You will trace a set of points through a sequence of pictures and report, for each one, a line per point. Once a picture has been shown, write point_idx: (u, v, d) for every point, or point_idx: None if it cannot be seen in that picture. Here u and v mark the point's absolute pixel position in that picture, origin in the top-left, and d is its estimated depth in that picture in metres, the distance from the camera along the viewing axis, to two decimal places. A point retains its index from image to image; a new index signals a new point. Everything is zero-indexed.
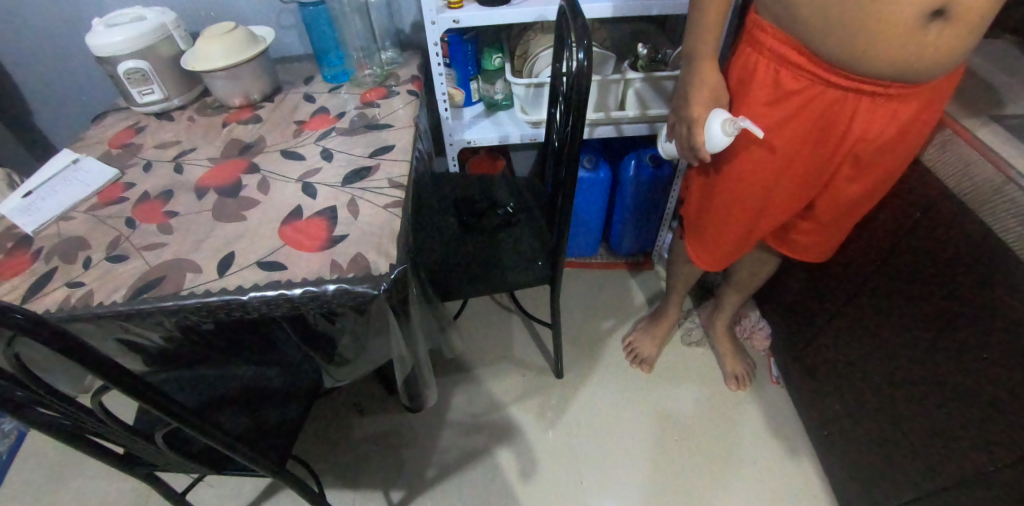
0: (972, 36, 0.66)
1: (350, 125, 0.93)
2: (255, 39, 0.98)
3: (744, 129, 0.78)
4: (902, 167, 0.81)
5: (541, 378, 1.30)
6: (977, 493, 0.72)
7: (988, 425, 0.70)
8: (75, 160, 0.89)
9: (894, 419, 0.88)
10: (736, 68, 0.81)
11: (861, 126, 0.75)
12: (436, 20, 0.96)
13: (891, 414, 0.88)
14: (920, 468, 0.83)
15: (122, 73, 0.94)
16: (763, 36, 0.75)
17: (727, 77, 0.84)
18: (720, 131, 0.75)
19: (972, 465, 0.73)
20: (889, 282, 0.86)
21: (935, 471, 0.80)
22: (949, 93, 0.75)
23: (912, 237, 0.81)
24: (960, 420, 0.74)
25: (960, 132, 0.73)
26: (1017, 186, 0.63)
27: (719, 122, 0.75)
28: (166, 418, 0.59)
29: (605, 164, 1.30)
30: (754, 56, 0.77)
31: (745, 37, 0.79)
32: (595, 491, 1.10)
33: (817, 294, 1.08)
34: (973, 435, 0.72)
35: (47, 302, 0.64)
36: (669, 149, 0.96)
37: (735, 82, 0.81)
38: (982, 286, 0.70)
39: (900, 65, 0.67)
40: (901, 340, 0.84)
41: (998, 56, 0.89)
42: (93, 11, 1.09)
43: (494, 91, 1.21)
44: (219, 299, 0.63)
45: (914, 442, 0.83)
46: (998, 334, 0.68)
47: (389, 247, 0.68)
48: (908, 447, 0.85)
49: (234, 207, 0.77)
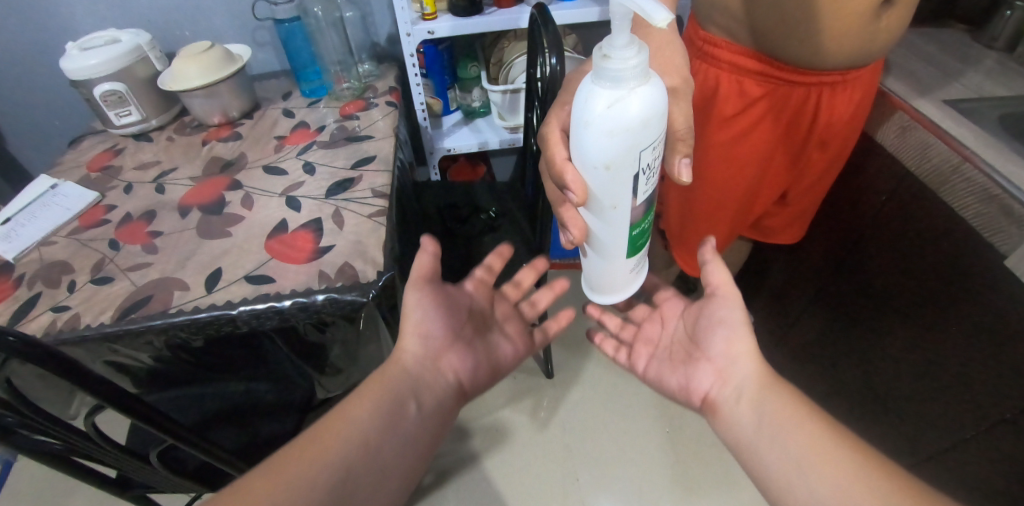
0: (907, 18, 0.72)
1: (331, 138, 0.94)
2: (232, 57, 0.98)
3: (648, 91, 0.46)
4: (852, 142, 0.85)
5: (532, 379, 1.31)
6: (965, 454, 0.77)
7: (975, 389, 0.72)
8: (53, 185, 0.88)
9: (886, 390, 0.90)
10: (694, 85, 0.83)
11: (824, 115, 0.79)
12: (411, 32, 0.99)
13: (884, 388, 0.91)
14: (911, 435, 0.87)
15: (98, 96, 0.94)
16: (717, 51, 0.78)
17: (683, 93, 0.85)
18: (612, 107, 0.45)
19: (969, 426, 0.75)
20: (863, 262, 0.89)
21: (925, 436, 0.85)
22: (879, 72, 0.80)
23: (879, 218, 0.84)
24: (948, 387, 0.77)
25: (915, 117, 0.76)
26: (974, 167, 0.65)
27: (630, 83, 0.45)
28: (162, 434, 0.63)
29: None
30: (712, 72, 0.79)
31: (695, 54, 0.82)
32: (591, 488, 1.11)
33: (792, 280, 1.11)
34: (964, 401, 0.75)
35: (33, 327, 0.64)
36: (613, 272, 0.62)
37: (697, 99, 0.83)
38: (950, 264, 0.72)
39: (854, 53, 0.71)
40: (881, 319, 0.87)
41: (948, 43, 0.94)
42: (67, 34, 1.09)
43: (471, 99, 1.25)
44: (208, 315, 0.64)
45: (910, 411, 0.86)
46: (966, 307, 0.71)
47: (376, 255, 0.70)
48: (895, 417, 0.90)
49: (218, 224, 0.77)
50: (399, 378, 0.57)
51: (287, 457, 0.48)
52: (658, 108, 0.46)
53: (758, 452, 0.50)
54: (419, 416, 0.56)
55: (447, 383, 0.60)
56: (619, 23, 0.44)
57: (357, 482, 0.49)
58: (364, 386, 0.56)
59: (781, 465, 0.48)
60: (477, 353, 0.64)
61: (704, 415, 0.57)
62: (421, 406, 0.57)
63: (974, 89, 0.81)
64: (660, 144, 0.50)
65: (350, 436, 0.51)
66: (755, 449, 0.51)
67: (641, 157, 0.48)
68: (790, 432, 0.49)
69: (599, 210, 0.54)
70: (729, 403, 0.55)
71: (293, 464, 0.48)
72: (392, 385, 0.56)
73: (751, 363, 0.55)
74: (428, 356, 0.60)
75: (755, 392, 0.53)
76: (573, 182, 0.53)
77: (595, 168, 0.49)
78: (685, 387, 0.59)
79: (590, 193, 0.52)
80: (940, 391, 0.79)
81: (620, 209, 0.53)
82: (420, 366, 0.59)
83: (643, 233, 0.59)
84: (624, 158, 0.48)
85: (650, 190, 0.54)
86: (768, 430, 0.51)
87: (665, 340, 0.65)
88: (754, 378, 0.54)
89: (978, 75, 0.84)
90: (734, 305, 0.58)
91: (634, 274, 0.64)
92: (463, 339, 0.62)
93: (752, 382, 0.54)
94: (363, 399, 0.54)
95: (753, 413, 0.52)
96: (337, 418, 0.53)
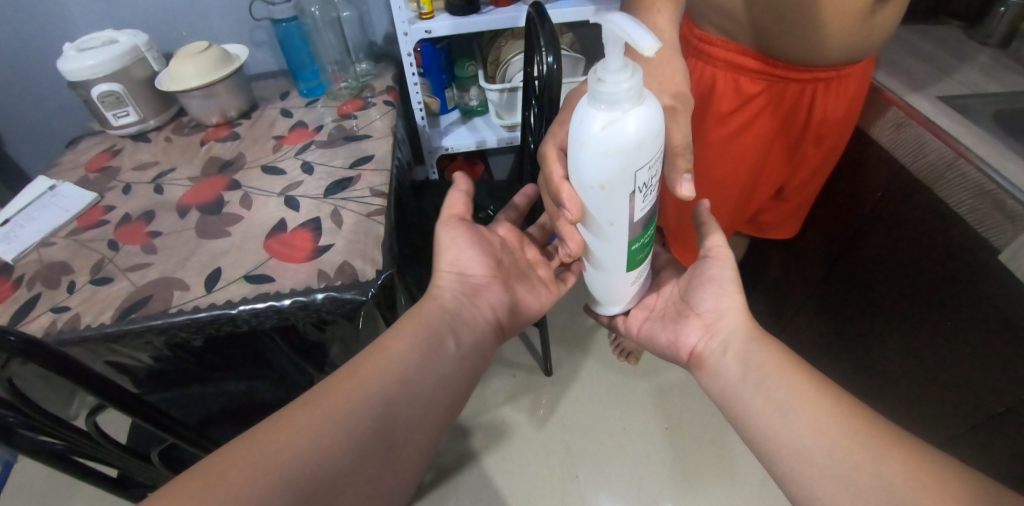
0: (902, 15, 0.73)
1: (329, 137, 0.94)
2: (229, 57, 0.99)
3: (644, 118, 0.45)
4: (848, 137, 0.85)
5: (531, 377, 1.32)
6: (968, 443, 0.79)
7: (971, 378, 0.74)
8: (52, 186, 0.88)
9: (886, 379, 0.92)
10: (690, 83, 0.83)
11: (819, 111, 0.79)
12: (408, 32, 0.99)
13: (881, 374, 0.92)
14: (916, 426, 0.89)
15: (96, 97, 0.94)
16: (712, 49, 0.78)
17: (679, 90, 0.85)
18: (607, 128, 0.45)
19: (970, 416, 0.77)
20: (859, 256, 0.89)
21: (930, 426, 0.86)
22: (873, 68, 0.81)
23: (875, 213, 0.85)
24: (942, 372, 0.78)
25: (910, 113, 0.76)
26: (969, 163, 0.66)
27: (624, 106, 0.44)
28: (165, 434, 0.64)
29: None
30: (708, 70, 0.80)
31: (691, 51, 0.82)
32: (590, 485, 1.12)
33: (790, 275, 1.12)
34: (958, 387, 0.77)
35: (34, 327, 0.64)
36: (616, 288, 0.61)
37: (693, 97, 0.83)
38: (945, 258, 0.73)
39: (848, 50, 0.72)
40: (880, 312, 0.88)
41: (943, 39, 0.94)
42: (64, 35, 1.09)
43: (468, 98, 1.25)
44: (208, 314, 0.64)
45: (908, 397, 0.88)
46: (962, 301, 0.71)
47: (375, 254, 0.70)
48: (898, 407, 0.92)
49: (217, 224, 0.78)
50: (436, 315, 0.58)
51: (331, 385, 0.48)
52: (653, 129, 0.46)
53: (743, 398, 0.52)
54: (459, 351, 0.56)
55: (485, 320, 0.61)
56: (612, 47, 0.43)
57: (399, 409, 0.48)
58: (404, 323, 0.56)
59: (763, 409, 0.50)
60: (518, 293, 0.64)
61: (690, 370, 0.59)
62: (460, 341, 0.57)
63: (969, 85, 0.81)
64: (657, 163, 0.49)
65: (391, 366, 0.50)
66: (741, 395, 0.52)
67: (637, 177, 0.47)
68: (773, 380, 0.51)
69: (596, 228, 0.53)
70: (716, 355, 0.57)
71: (338, 392, 0.47)
72: (431, 321, 0.57)
73: (740, 317, 0.56)
74: (467, 293, 0.61)
75: (743, 343, 0.55)
76: (568, 199, 0.52)
77: (589, 188, 0.49)
78: (674, 342, 0.61)
79: (586, 211, 0.52)
80: (939, 381, 0.80)
81: (616, 228, 0.52)
82: (458, 303, 0.59)
83: (641, 250, 0.57)
84: (619, 179, 0.47)
85: (648, 209, 0.53)
86: (753, 377, 0.52)
87: (659, 301, 0.66)
88: (741, 330, 0.56)
89: (973, 72, 0.85)
90: (726, 263, 0.59)
91: (633, 290, 0.63)
92: (501, 276, 0.63)
93: (740, 334, 0.55)
94: (402, 333, 0.55)
95: (740, 362, 0.54)
96: (379, 348, 0.53)
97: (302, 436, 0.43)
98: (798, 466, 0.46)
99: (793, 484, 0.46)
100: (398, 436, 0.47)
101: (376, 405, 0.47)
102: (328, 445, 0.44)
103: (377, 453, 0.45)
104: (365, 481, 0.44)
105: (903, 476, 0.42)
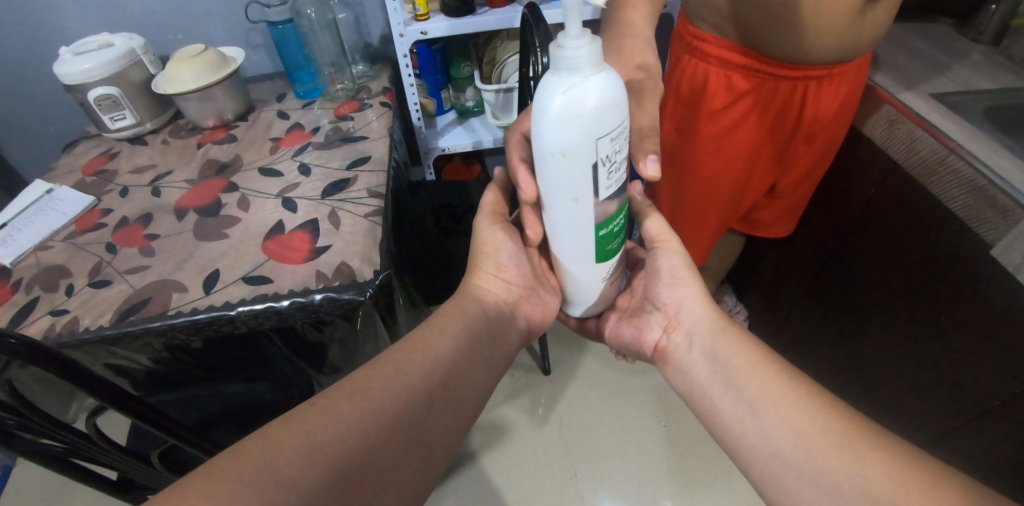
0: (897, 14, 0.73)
1: (325, 139, 0.95)
2: (225, 60, 0.99)
3: (603, 88, 0.45)
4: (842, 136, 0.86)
5: (530, 376, 1.32)
6: (958, 439, 0.80)
7: (965, 373, 0.74)
8: (49, 190, 0.88)
9: (877, 375, 0.92)
10: (682, 77, 0.83)
11: (811, 108, 0.80)
12: (404, 33, 0.99)
13: (874, 370, 0.93)
14: (907, 422, 0.90)
15: (93, 100, 0.94)
16: (706, 46, 0.78)
17: (671, 85, 0.86)
18: (568, 92, 0.45)
19: (961, 412, 0.77)
20: (853, 251, 0.90)
21: (920, 422, 0.87)
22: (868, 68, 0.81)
23: (869, 209, 0.85)
24: (934, 366, 0.79)
25: (902, 111, 0.77)
26: (960, 158, 0.67)
27: (584, 70, 0.45)
28: (166, 436, 0.65)
29: None
30: (700, 66, 0.80)
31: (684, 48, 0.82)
32: (589, 483, 1.12)
33: (785, 272, 1.12)
34: (951, 383, 0.77)
35: (33, 331, 0.65)
36: (585, 280, 0.61)
37: (686, 93, 0.84)
38: (937, 252, 0.73)
39: (839, 49, 0.73)
40: (871, 307, 0.88)
41: (935, 37, 0.95)
42: (60, 39, 1.09)
43: (465, 99, 1.26)
44: (207, 316, 0.65)
45: (902, 393, 0.88)
46: (955, 295, 0.72)
47: (372, 254, 0.71)
48: (889, 404, 0.92)
49: (215, 226, 0.78)
50: (477, 314, 0.58)
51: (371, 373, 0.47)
52: (613, 96, 0.46)
53: (712, 396, 0.53)
54: (493, 358, 0.56)
55: (517, 332, 0.61)
56: (572, 11, 0.43)
57: (437, 408, 0.48)
58: (443, 319, 0.56)
59: (735, 408, 0.51)
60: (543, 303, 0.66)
61: (655, 365, 0.61)
62: (495, 348, 0.57)
63: (961, 82, 0.82)
64: (622, 138, 0.49)
65: (431, 364, 0.50)
66: (710, 394, 0.53)
67: (598, 146, 0.47)
68: (744, 376, 0.51)
69: (559, 203, 0.52)
70: (681, 348, 0.58)
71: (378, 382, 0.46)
72: (472, 323, 0.56)
73: (699, 309, 0.58)
74: (508, 303, 0.62)
75: (707, 336, 0.56)
76: (523, 181, 0.55)
77: (550, 156, 0.48)
78: (637, 337, 0.64)
79: (549, 185, 0.51)
80: (928, 376, 0.81)
81: (580, 204, 0.52)
82: (496, 311, 0.60)
83: (610, 238, 0.57)
84: (578, 146, 0.47)
85: (614, 189, 0.52)
86: (722, 375, 0.53)
87: (629, 301, 0.69)
88: (704, 322, 0.57)
89: (964, 69, 0.86)
90: (673, 254, 0.61)
91: (603, 283, 0.63)
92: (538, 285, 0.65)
93: (703, 326, 0.57)
94: (442, 329, 0.54)
95: (705, 358, 0.55)
96: (420, 342, 0.52)
97: (344, 424, 0.42)
98: (775, 469, 0.46)
99: (769, 486, 0.47)
100: (433, 434, 0.47)
101: (415, 403, 0.47)
102: (368, 436, 0.43)
103: (412, 451, 0.45)
104: (405, 476, 0.43)
105: (884, 479, 0.41)
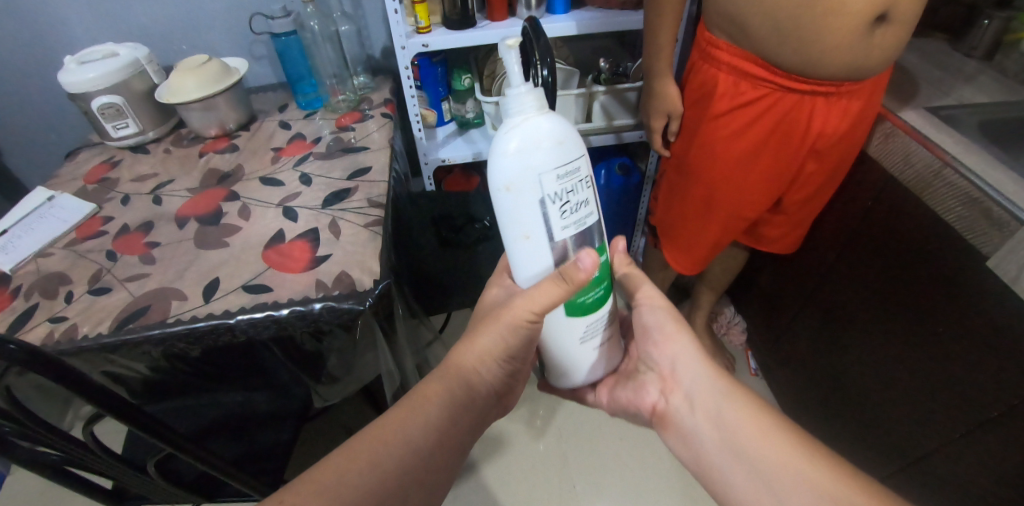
0: (905, 31, 0.74)
1: (327, 149, 0.95)
2: (229, 71, 1.00)
3: (537, 127, 0.50)
4: (851, 156, 0.87)
5: (527, 387, 1.32)
6: (945, 458, 0.79)
7: (955, 405, 0.75)
8: (50, 197, 0.88)
9: (869, 400, 0.92)
10: (696, 80, 0.87)
11: (819, 123, 0.81)
12: (406, 45, 1.00)
13: (868, 398, 0.92)
14: (892, 441, 0.89)
15: (96, 109, 0.95)
16: (718, 53, 0.81)
17: (688, 84, 0.90)
18: (508, 131, 0.50)
19: (946, 434, 0.78)
20: (851, 271, 0.90)
21: (905, 442, 0.86)
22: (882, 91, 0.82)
23: (866, 225, 0.86)
24: (927, 395, 0.79)
25: (899, 125, 0.79)
26: (954, 171, 0.68)
27: (523, 111, 0.50)
28: (162, 443, 0.64)
29: (636, 170, 1.34)
30: (712, 70, 0.83)
31: (701, 56, 0.85)
32: (585, 497, 1.12)
33: (783, 288, 1.13)
34: (942, 406, 0.77)
35: (31, 338, 0.65)
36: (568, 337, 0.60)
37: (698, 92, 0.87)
38: (939, 268, 0.73)
39: (847, 67, 0.74)
40: (867, 326, 0.89)
41: (930, 53, 0.97)
42: (65, 49, 1.10)
43: (465, 110, 1.26)
44: (206, 324, 0.65)
45: (892, 417, 0.88)
46: (956, 308, 0.72)
47: (373, 264, 0.71)
48: (875, 433, 0.93)
49: (216, 235, 0.78)
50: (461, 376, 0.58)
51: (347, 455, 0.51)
52: (553, 133, 0.50)
53: (721, 467, 0.54)
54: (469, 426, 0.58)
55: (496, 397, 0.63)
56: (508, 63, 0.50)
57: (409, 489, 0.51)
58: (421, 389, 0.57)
59: (745, 482, 0.52)
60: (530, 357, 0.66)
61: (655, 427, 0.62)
62: (473, 419, 0.59)
63: (955, 97, 0.84)
64: (571, 178, 0.51)
65: (406, 450, 0.52)
66: (719, 466, 0.54)
67: (541, 181, 0.50)
68: (752, 445, 0.52)
69: (513, 241, 0.54)
70: (682, 411, 0.59)
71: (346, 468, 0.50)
72: (451, 396, 0.57)
73: (695, 368, 0.59)
74: (492, 366, 0.62)
75: (709, 400, 0.57)
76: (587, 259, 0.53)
77: (498, 191, 0.52)
78: (634, 400, 0.63)
79: (502, 220, 0.54)
80: (922, 400, 0.80)
81: (532, 241, 0.53)
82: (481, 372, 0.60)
83: (588, 289, 0.57)
84: (519, 179, 0.50)
85: (570, 230, 0.53)
86: (730, 446, 0.54)
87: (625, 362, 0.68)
88: (703, 385, 0.58)
89: (956, 84, 0.87)
90: (659, 310, 0.64)
91: (587, 341, 0.61)
92: None
93: (700, 387, 0.58)
94: (423, 401, 0.56)
95: (711, 424, 0.56)
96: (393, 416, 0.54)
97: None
98: None
99: None
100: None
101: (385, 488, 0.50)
102: None
103: None
104: None
105: None
